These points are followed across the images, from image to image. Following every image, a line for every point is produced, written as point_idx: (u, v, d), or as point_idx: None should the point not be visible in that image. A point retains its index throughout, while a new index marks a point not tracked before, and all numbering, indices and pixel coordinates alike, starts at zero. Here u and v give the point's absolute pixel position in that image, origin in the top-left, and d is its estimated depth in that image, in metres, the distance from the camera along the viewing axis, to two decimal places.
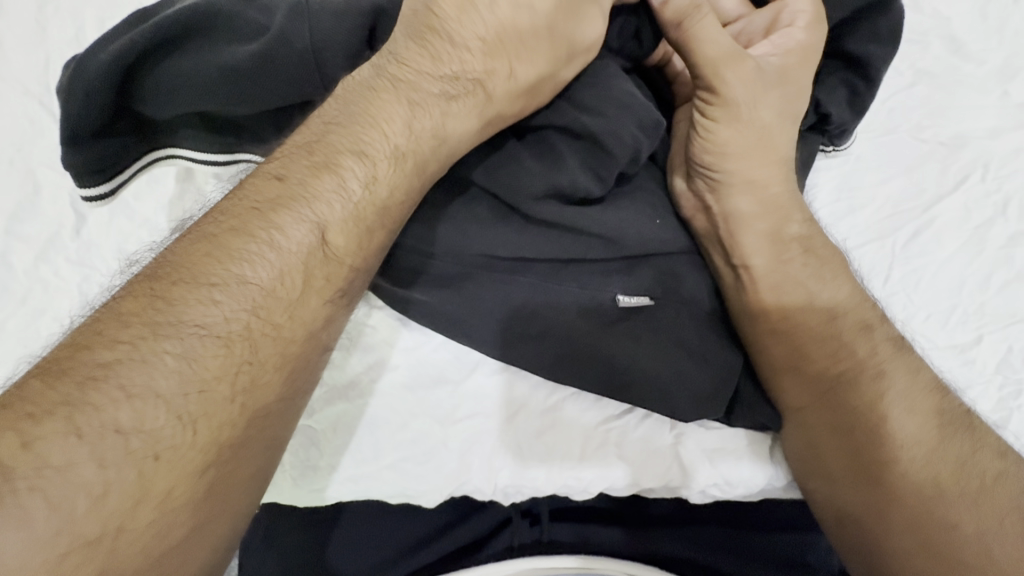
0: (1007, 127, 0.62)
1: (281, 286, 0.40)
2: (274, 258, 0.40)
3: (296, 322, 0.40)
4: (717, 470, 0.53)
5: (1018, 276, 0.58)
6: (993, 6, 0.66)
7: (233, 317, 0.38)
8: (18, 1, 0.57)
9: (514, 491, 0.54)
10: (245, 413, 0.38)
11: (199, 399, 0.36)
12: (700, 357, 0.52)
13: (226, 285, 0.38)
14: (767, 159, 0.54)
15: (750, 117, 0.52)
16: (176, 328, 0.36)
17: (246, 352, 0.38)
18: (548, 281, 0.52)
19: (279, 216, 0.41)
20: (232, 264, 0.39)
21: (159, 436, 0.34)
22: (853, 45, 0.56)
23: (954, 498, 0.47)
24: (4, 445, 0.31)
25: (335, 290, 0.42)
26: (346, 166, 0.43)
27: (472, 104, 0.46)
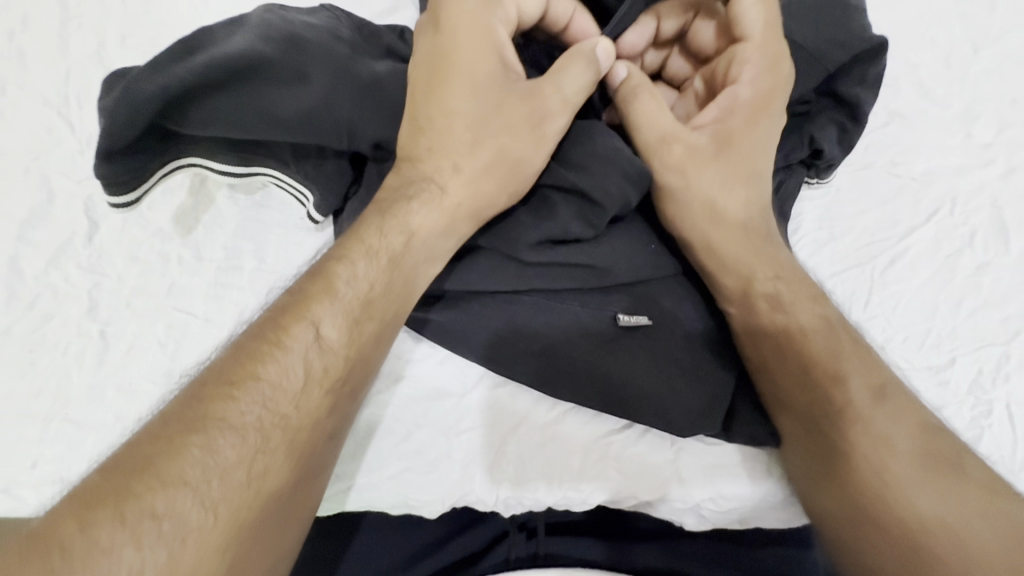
0: (972, 166, 0.67)
1: (292, 381, 0.41)
2: (284, 357, 0.42)
3: (303, 410, 0.41)
4: (713, 485, 0.55)
5: (985, 302, 0.62)
6: (957, 55, 0.72)
7: (249, 408, 0.39)
8: (43, 15, 0.59)
9: (515, 503, 0.55)
10: (261, 506, 0.38)
11: (222, 484, 0.37)
12: (693, 375, 0.54)
13: (244, 383, 0.40)
14: (716, 222, 0.56)
15: (693, 190, 0.56)
16: (204, 422, 0.38)
17: (264, 441, 0.39)
18: (550, 301, 0.54)
19: (292, 314, 0.43)
20: (250, 363, 0.41)
21: (187, 521, 0.35)
22: (843, 87, 0.60)
23: (951, 534, 0.44)
24: (61, 532, 0.32)
25: (331, 380, 0.43)
26: (342, 274, 0.46)
27: (430, 201, 0.51)
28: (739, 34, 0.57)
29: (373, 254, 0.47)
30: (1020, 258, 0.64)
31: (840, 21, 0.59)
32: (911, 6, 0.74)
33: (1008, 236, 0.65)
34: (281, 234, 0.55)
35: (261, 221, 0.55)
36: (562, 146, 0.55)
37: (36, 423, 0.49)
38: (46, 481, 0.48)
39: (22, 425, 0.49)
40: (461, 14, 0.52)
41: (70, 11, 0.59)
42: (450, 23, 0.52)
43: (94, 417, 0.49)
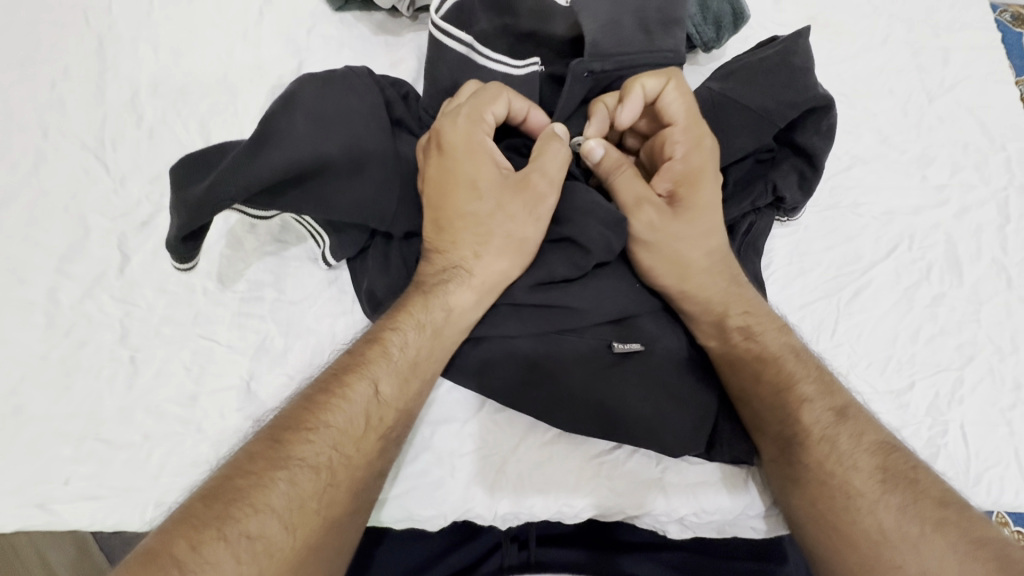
0: (928, 206, 0.74)
1: (354, 429, 0.48)
2: (349, 407, 0.49)
3: (361, 452, 0.48)
4: (696, 500, 0.59)
5: (942, 331, 0.68)
6: (913, 104, 0.79)
7: (320, 450, 0.46)
8: (81, 66, 0.65)
9: (512, 517, 0.59)
10: (328, 532, 0.46)
11: (299, 512, 0.44)
12: (680, 400, 0.59)
13: (318, 429, 0.47)
14: (693, 278, 0.59)
15: (661, 249, 0.59)
16: (286, 459, 0.45)
17: (332, 478, 0.46)
18: (549, 333, 0.58)
19: (356, 367, 0.50)
20: (322, 411, 0.48)
21: (272, 541, 0.43)
22: (802, 138, 0.66)
23: (901, 542, 0.49)
24: (178, 545, 0.40)
25: (387, 427, 0.50)
26: (394, 336, 0.52)
27: (464, 285, 0.56)
28: (666, 119, 0.60)
29: (421, 328, 0.53)
30: (972, 290, 0.70)
31: (795, 78, 0.65)
32: (871, 59, 0.81)
33: (961, 270, 0.71)
34: (300, 266, 0.60)
35: (281, 257, 0.60)
36: None
37: (70, 442, 0.53)
38: (81, 496, 0.52)
39: (57, 444, 0.53)
40: (456, 135, 0.56)
41: (106, 62, 0.65)
42: (445, 141, 0.56)
43: (125, 437, 0.54)
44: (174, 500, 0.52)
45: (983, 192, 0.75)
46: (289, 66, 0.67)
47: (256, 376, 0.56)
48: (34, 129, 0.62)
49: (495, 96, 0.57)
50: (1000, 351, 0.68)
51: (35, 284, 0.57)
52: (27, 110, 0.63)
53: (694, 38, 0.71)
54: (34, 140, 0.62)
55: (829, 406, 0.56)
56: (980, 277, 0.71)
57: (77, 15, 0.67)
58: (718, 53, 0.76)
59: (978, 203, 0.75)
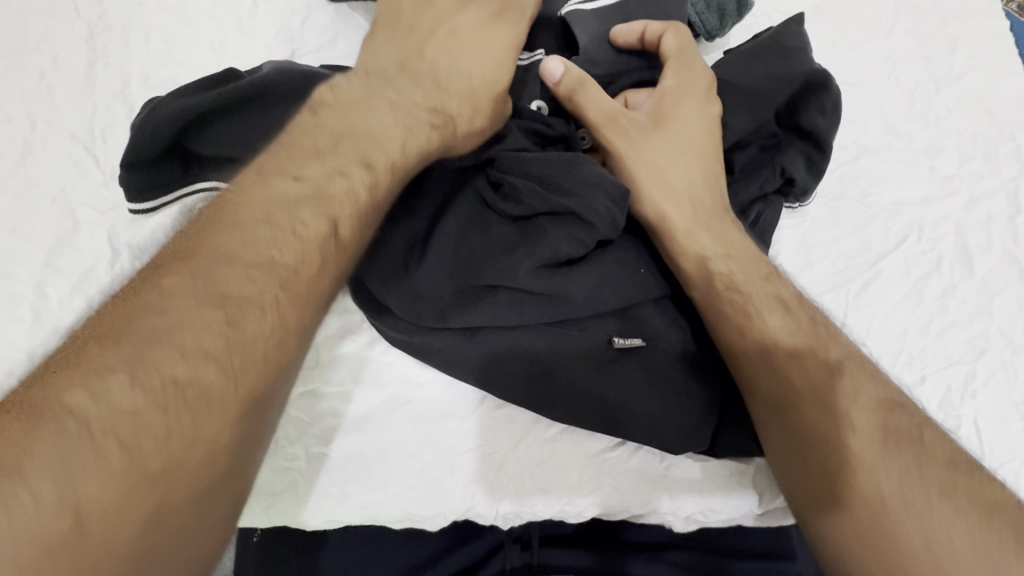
0: (936, 197, 0.72)
1: (244, 260, 0.43)
2: (295, 245, 0.45)
3: (309, 293, 0.46)
4: (703, 496, 0.58)
5: (953, 323, 0.67)
6: (920, 93, 0.78)
7: (264, 291, 0.43)
8: (70, 57, 0.63)
9: (514, 516, 0.57)
10: (273, 373, 0.43)
11: (240, 357, 0.40)
12: (685, 393, 0.57)
13: (258, 266, 0.43)
14: (661, 187, 0.58)
15: (637, 162, 0.59)
16: (219, 298, 0.41)
17: (227, 312, 0.40)
18: (550, 325, 0.57)
19: (256, 195, 0.46)
20: (260, 249, 0.44)
21: (209, 389, 0.39)
22: (806, 120, 0.64)
23: (907, 510, 0.44)
24: (76, 394, 0.35)
25: (311, 261, 0.46)
26: (352, 173, 0.50)
27: (443, 133, 0.55)
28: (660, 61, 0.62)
29: (371, 168, 0.50)
30: (983, 282, 0.69)
31: (788, 59, 0.64)
32: (877, 48, 0.79)
33: (972, 261, 0.69)
34: None
35: None
36: (546, 171, 0.56)
37: None
38: None
39: None
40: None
41: (96, 52, 0.64)
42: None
43: None
44: None
45: (993, 182, 0.74)
46: (283, 55, 0.65)
47: None
48: (23, 120, 0.61)
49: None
50: (1013, 344, 0.66)
51: (23, 279, 0.56)
52: (15, 101, 0.61)
53: (698, 27, 0.70)
54: (22, 131, 0.60)
55: (819, 362, 0.51)
56: (991, 268, 0.69)
57: (66, 4, 0.65)
58: (721, 42, 0.75)
59: (988, 194, 0.73)
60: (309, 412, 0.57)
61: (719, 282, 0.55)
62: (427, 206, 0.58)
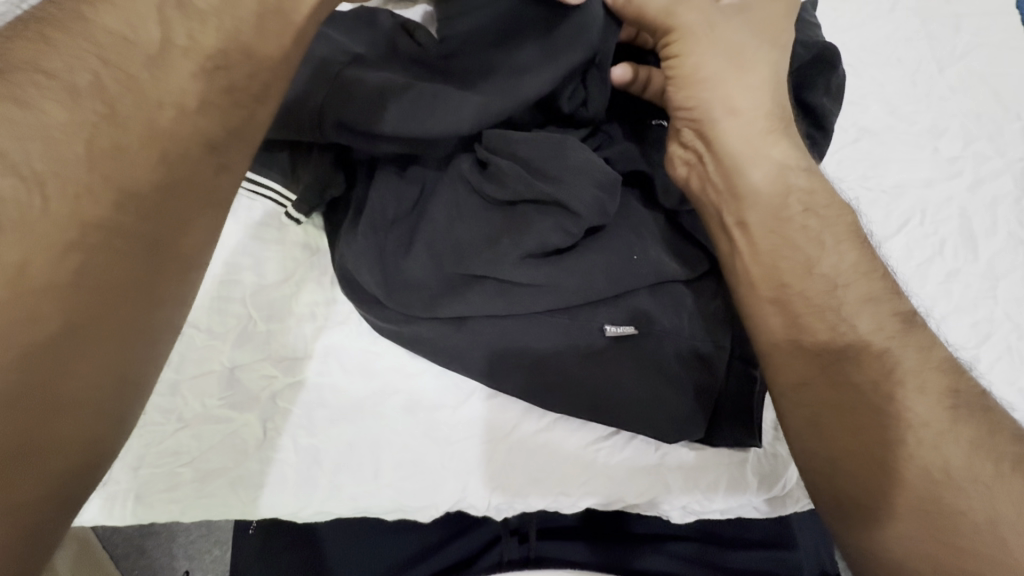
0: (939, 178, 0.71)
1: (93, 94, 0.34)
2: (117, 19, 0.36)
3: (155, 79, 0.36)
4: (698, 486, 0.58)
5: (956, 308, 0.65)
6: (922, 73, 0.75)
7: (82, 70, 0.34)
8: None
9: (506, 506, 0.57)
10: (111, 176, 0.34)
11: (48, 155, 0.33)
12: (677, 381, 0.56)
13: (68, 45, 0.35)
14: (740, 81, 0.51)
15: (713, 37, 0.51)
16: (19, 79, 0.33)
17: (25, 99, 0.33)
18: (540, 313, 0.56)
19: (92, 11, 0.36)
20: (73, 29, 0.35)
21: (1, 189, 0.31)
22: (811, 98, 0.62)
23: (968, 484, 0.39)
24: None
25: (141, 41, 0.37)
26: None
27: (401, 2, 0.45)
28: None
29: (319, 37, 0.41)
30: (987, 265, 0.67)
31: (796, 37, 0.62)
32: (878, 28, 0.77)
33: (976, 245, 0.68)
34: (274, 241, 0.60)
35: (260, 239, 0.60)
36: (537, 156, 0.55)
37: None
38: None
39: None
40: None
41: None
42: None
43: None
44: None
45: (998, 163, 0.72)
46: None
47: (240, 364, 0.57)
48: None
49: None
50: (1018, 329, 0.65)
51: None
52: None
53: None
54: None
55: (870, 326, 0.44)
56: (996, 251, 0.68)
57: None
58: None
59: (993, 175, 0.71)
60: (298, 403, 0.56)
61: (761, 228, 0.49)
62: (415, 196, 0.58)
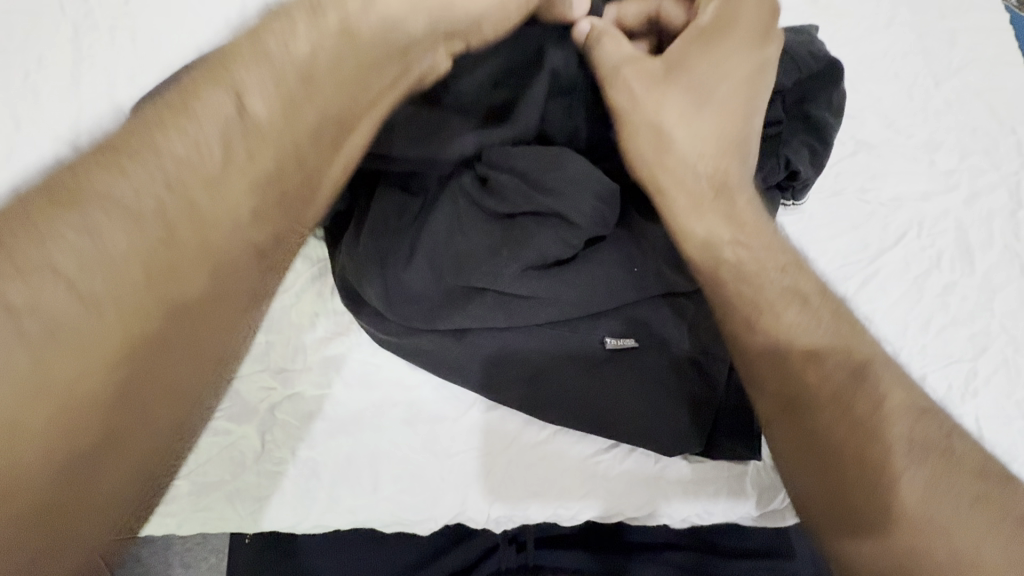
0: (936, 192, 0.71)
1: (155, 219, 0.33)
2: (189, 134, 0.35)
3: (216, 200, 0.35)
4: (697, 499, 0.58)
5: (953, 320, 0.65)
6: (919, 87, 0.76)
7: (144, 191, 0.33)
8: (52, 58, 0.63)
9: (506, 519, 0.57)
10: (164, 302, 0.33)
11: (105, 280, 0.32)
12: (677, 393, 0.56)
13: (136, 160, 0.34)
14: (676, 144, 0.50)
15: (653, 104, 0.51)
16: (86, 202, 0.32)
17: (85, 216, 0.32)
18: (540, 326, 0.56)
19: (165, 136, 0.35)
20: (149, 144, 0.35)
21: (59, 319, 0.31)
22: (815, 110, 0.63)
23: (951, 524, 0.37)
24: None
25: (205, 154, 0.35)
26: (265, 52, 0.38)
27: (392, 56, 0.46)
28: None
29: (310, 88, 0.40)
30: (984, 278, 0.68)
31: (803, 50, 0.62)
32: (875, 41, 0.78)
33: (973, 257, 0.68)
34: None
35: None
36: (536, 168, 0.55)
37: None
38: None
39: None
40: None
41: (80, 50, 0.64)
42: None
43: None
44: None
45: (993, 176, 0.72)
46: None
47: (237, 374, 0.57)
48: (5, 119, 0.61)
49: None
50: (1014, 341, 0.65)
51: None
52: None
53: None
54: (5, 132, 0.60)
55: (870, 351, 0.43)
56: (992, 264, 0.68)
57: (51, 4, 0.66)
58: None
59: (989, 189, 0.72)
60: (296, 415, 0.56)
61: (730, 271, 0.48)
62: (417, 209, 0.57)
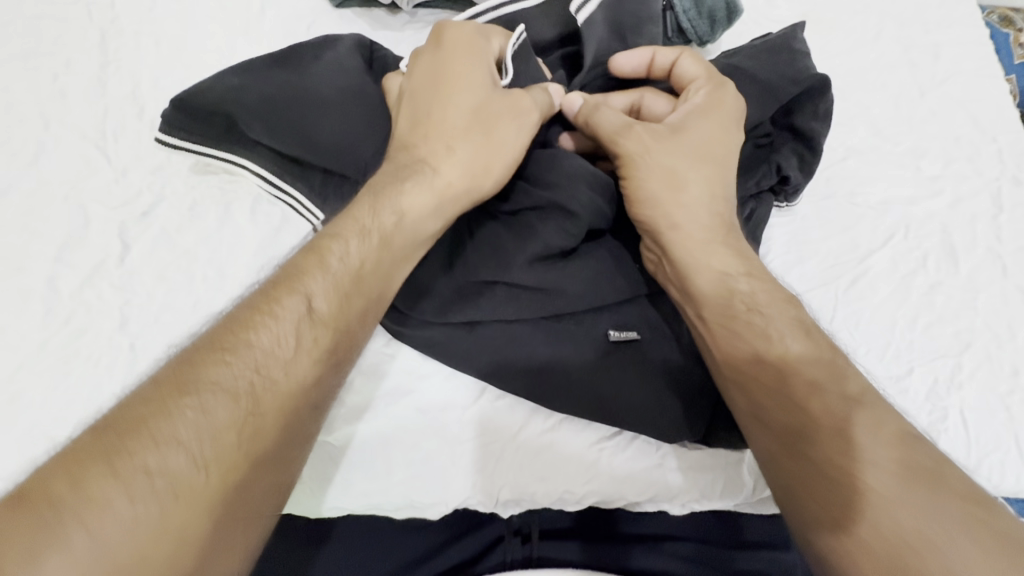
0: (922, 196, 0.75)
1: (249, 399, 0.40)
2: (276, 326, 0.43)
3: (291, 377, 0.42)
4: (697, 487, 0.60)
5: (939, 318, 0.69)
6: (905, 97, 0.80)
7: (241, 374, 0.40)
8: (83, 62, 0.67)
9: (512, 502, 0.60)
10: (257, 455, 0.39)
11: (212, 443, 0.37)
12: (676, 382, 0.59)
13: (237, 350, 0.41)
14: (678, 199, 0.56)
15: (653, 163, 0.56)
16: (197, 385, 0.39)
17: (196, 395, 0.38)
18: (546, 318, 0.58)
19: (255, 336, 0.42)
20: (246, 333, 0.42)
21: (178, 477, 0.36)
22: (801, 121, 0.66)
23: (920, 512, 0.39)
24: (50, 492, 0.33)
25: (288, 340, 0.43)
26: (339, 241, 0.48)
27: (425, 185, 0.53)
28: (684, 79, 0.62)
29: (365, 238, 0.49)
30: (967, 278, 0.71)
31: (794, 63, 0.65)
32: (864, 54, 0.82)
33: (957, 259, 0.72)
34: (293, 246, 0.61)
35: (277, 242, 0.61)
36: (536, 169, 0.60)
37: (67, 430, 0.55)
38: None
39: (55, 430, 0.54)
40: (459, 36, 0.57)
41: (109, 55, 0.67)
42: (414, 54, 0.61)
43: None
44: None
45: (976, 183, 0.76)
46: None
47: None
48: (37, 120, 0.64)
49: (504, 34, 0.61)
50: (997, 338, 0.68)
51: (34, 274, 0.59)
52: (30, 103, 0.65)
53: (690, 33, 0.73)
54: (37, 132, 0.64)
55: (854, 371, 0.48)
56: (975, 266, 0.72)
57: (81, 10, 0.69)
58: (715, 48, 0.78)
59: (972, 194, 0.75)
60: None
61: (740, 303, 0.52)
62: None
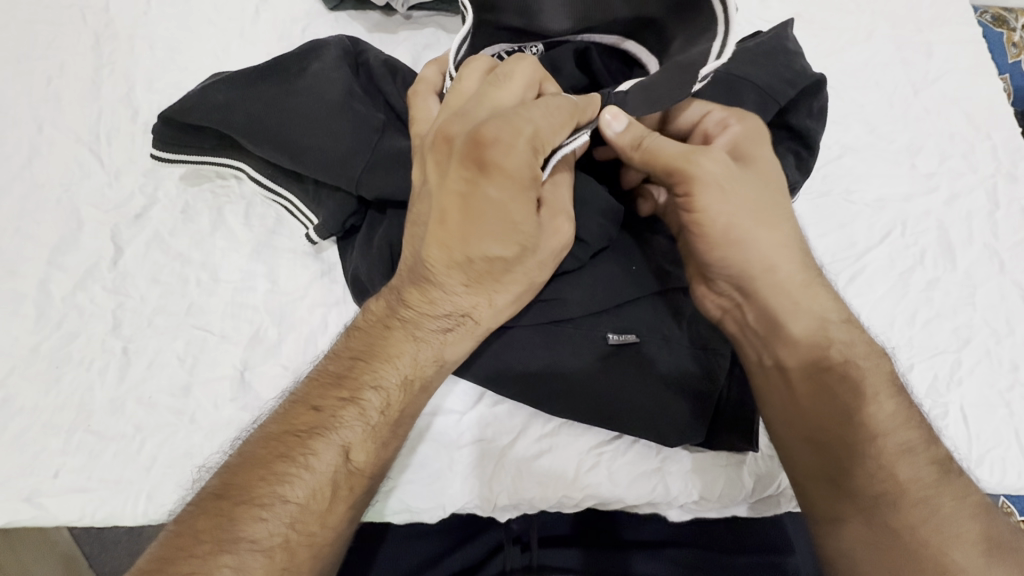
0: (918, 193, 0.75)
1: (283, 555, 0.42)
2: (310, 477, 0.44)
3: (327, 526, 0.44)
4: (697, 488, 0.59)
5: (937, 314, 0.68)
6: (898, 95, 0.80)
7: (277, 531, 0.42)
8: (77, 64, 0.67)
9: (511, 507, 0.59)
10: None
11: None
12: (675, 385, 0.58)
13: (272, 505, 0.42)
14: (769, 233, 0.53)
15: (733, 190, 0.52)
16: (235, 544, 0.40)
17: (233, 553, 0.40)
18: (547, 324, 0.58)
19: (291, 488, 0.43)
20: (279, 484, 0.43)
21: None
22: (796, 120, 0.66)
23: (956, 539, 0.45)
24: None
25: (322, 494, 0.44)
26: (376, 388, 0.48)
27: (466, 333, 0.51)
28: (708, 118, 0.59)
29: (404, 386, 0.49)
30: (965, 274, 0.71)
31: (787, 61, 0.65)
32: (857, 53, 0.83)
33: (954, 255, 0.71)
34: (290, 249, 0.61)
35: (274, 247, 0.61)
36: None
37: (59, 435, 0.54)
38: (68, 489, 0.53)
39: (47, 436, 0.54)
40: (514, 164, 0.44)
41: (103, 58, 0.67)
42: (443, 128, 0.47)
43: (116, 428, 0.54)
44: (166, 489, 0.53)
45: (972, 179, 0.76)
46: None
47: (251, 366, 0.57)
48: (30, 123, 0.64)
49: (565, 121, 0.48)
50: (996, 334, 0.68)
51: (25, 277, 0.58)
52: (22, 106, 0.65)
53: None
54: (28, 136, 0.63)
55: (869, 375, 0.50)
56: (972, 261, 0.71)
57: (75, 14, 0.69)
58: None
59: (968, 190, 0.75)
60: None
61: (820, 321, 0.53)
62: None
